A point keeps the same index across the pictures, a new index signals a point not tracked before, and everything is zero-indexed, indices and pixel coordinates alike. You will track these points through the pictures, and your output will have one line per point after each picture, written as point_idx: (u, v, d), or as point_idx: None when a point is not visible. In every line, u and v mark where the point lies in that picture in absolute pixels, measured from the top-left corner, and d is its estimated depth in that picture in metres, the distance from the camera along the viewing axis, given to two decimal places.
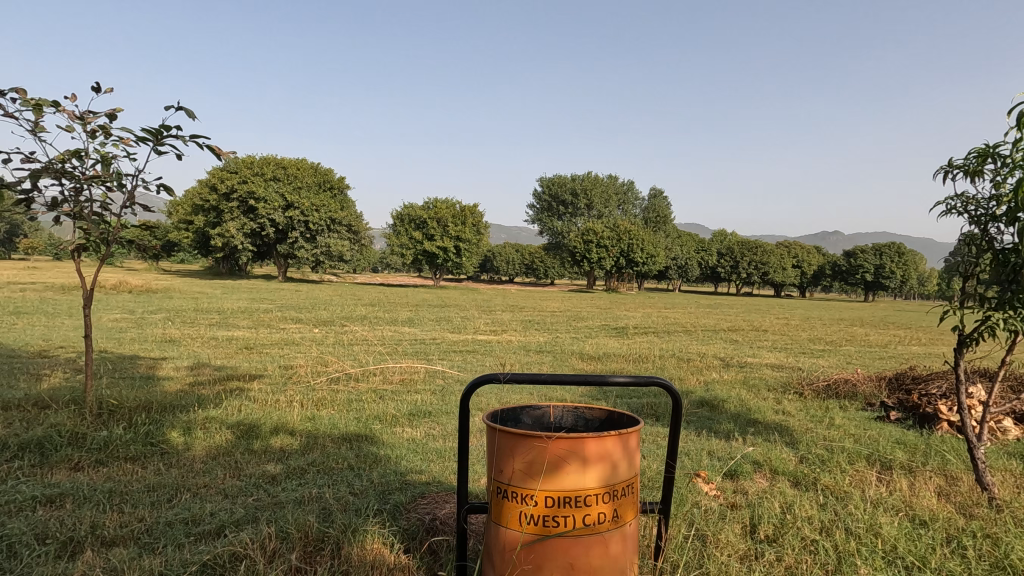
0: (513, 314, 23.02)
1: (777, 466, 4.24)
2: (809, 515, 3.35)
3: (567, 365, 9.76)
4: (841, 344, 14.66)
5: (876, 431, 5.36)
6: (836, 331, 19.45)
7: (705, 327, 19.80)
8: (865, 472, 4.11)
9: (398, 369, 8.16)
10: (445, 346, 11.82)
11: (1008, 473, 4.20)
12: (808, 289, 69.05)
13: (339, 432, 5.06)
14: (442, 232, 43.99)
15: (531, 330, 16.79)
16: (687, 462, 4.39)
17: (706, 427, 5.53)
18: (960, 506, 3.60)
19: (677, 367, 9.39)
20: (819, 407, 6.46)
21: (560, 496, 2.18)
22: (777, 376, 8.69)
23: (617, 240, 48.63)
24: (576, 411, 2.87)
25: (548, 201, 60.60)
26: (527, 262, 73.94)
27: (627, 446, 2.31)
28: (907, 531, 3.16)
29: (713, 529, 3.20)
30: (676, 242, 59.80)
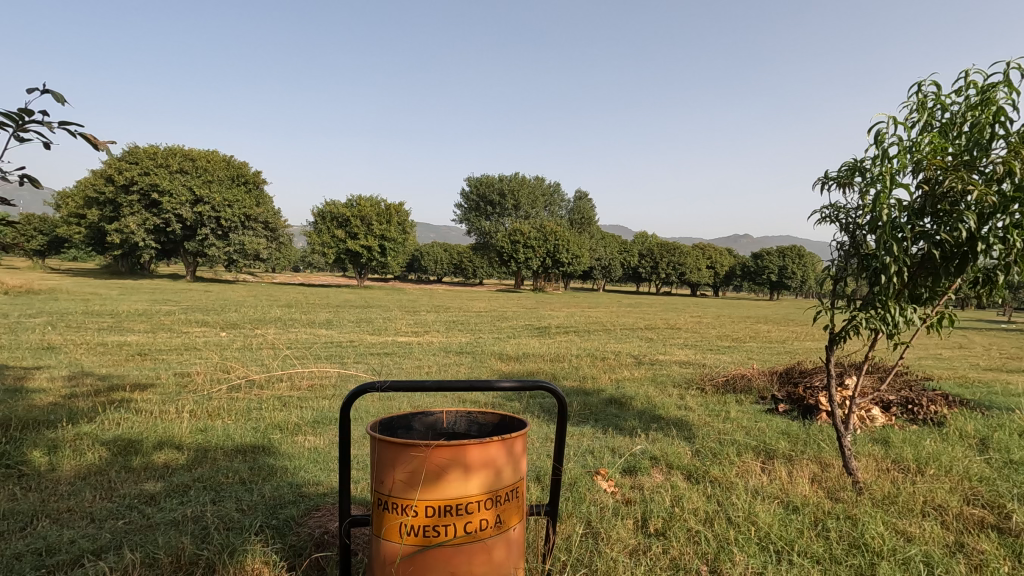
0: (438, 314, 22.82)
1: (672, 460, 4.45)
2: (695, 507, 3.53)
3: (486, 366, 9.79)
4: (745, 341, 15.66)
5: (765, 423, 5.76)
6: (741, 328, 20.79)
7: (624, 325, 20.44)
8: (750, 463, 4.39)
9: (308, 375, 7.82)
10: (363, 349, 11.48)
11: (872, 458, 4.65)
12: (721, 288, 73.40)
13: (233, 444, 4.77)
14: (366, 231, 42.74)
15: (454, 331, 16.70)
16: (590, 460, 4.50)
17: (612, 425, 5.71)
18: (829, 491, 3.94)
19: (591, 366, 9.66)
20: (717, 401, 6.85)
21: (441, 506, 2.14)
22: (683, 373, 9.13)
23: (544, 241, 49.38)
24: (469, 416, 2.84)
25: (475, 201, 60.48)
26: (455, 262, 73.68)
27: (511, 452, 2.31)
28: (780, 517, 3.41)
29: (605, 525, 3.29)
30: (600, 243, 61.61)
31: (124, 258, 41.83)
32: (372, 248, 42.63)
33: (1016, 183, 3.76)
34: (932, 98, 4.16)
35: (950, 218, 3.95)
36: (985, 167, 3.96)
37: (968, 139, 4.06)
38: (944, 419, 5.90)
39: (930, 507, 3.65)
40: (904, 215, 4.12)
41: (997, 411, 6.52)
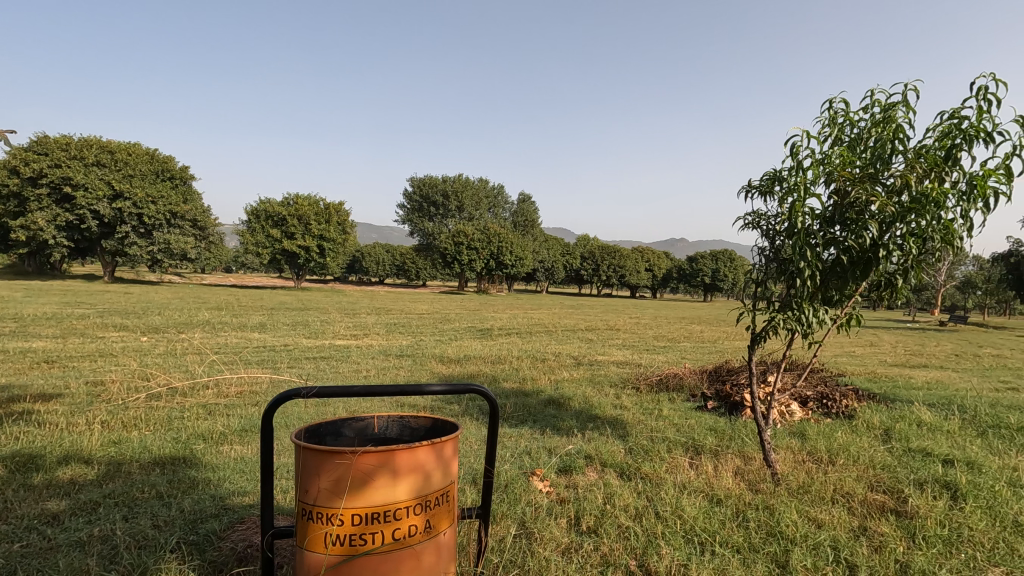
0: (378, 317, 22.37)
1: (606, 458, 4.56)
2: (626, 504, 3.64)
3: (426, 369, 9.68)
4: (679, 341, 16.26)
5: (695, 420, 6.02)
6: (676, 329, 21.59)
7: (565, 327, 20.79)
8: (679, 459, 4.56)
9: (238, 382, 7.47)
10: (298, 354, 11.08)
11: (789, 450, 4.95)
12: (659, 290, 76.07)
13: (151, 456, 4.48)
14: (303, 231, 41.31)
15: (395, 334, 16.41)
16: (526, 461, 4.54)
17: (550, 425, 5.79)
18: (751, 483, 4.16)
19: (532, 368, 9.75)
20: (651, 400, 7.09)
21: (368, 513, 2.10)
22: (620, 372, 9.39)
23: (487, 242, 49.45)
24: (401, 421, 2.80)
25: (418, 201, 59.73)
26: (398, 263, 72.43)
27: (442, 455, 2.30)
28: (705, 510, 3.56)
29: (539, 525, 3.33)
30: (543, 246, 62.37)
31: (31, 258, 38.42)
32: (310, 249, 41.26)
33: (912, 194, 4.12)
34: (841, 114, 4.48)
35: (856, 225, 4.27)
36: (887, 179, 4.31)
37: (873, 154, 4.40)
38: (854, 412, 6.36)
39: (839, 495, 3.92)
40: (817, 222, 4.42)
41: (900, 403, 7.10)
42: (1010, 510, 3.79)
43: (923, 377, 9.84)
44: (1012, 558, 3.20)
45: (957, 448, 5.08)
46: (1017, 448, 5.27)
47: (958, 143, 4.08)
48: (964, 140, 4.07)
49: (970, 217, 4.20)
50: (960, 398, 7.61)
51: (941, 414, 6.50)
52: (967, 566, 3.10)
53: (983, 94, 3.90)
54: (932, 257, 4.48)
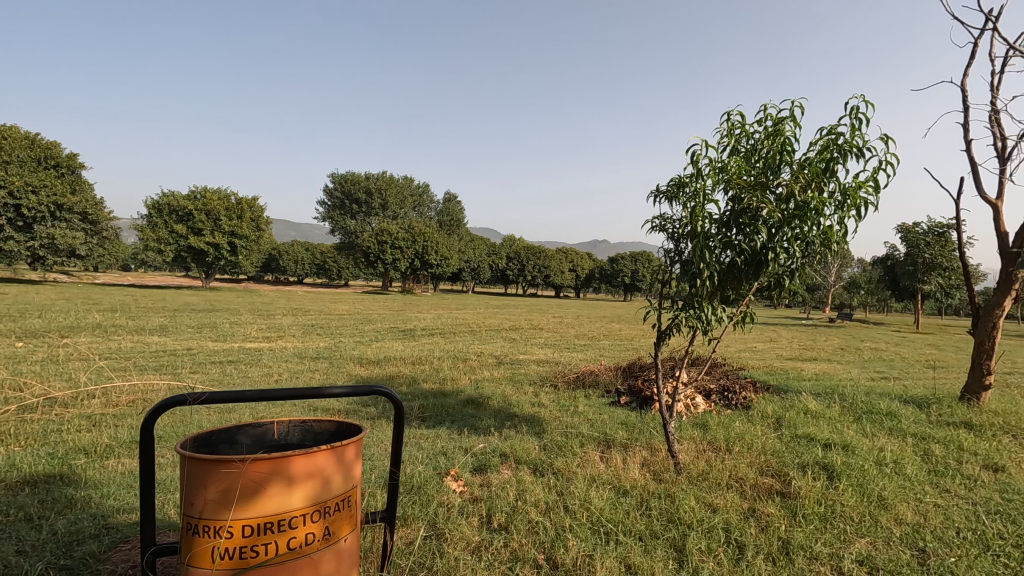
0: (295, 318, 21.42)
1: (520, 456, 4.63)
2: (536, 499, 3.71)
3: (343, 371, 9.39)
4: (598, 339, 16.81)
5: (608, 415, 6.25)
6: (596, 327, 22.32)
7: (489, 326, 20.89)
8: (590, 453, 4.73)
9: (131, 390, 6.88)
10: (203, 358, 10.36)
11: (691, 440, 5.26)
12: (582, 290, 78.21)
13: (19, 475, 4.03)
14: (212, 227, 38.70)
15: (313, 335, 15.75)
16: (441, 462, 4.52)
17: (468, 424, 5.80)
18: (655, 473, 4.38)
19: (452, 368, 9.70)
20: (568, 397, 7.28)
21: (260, 523, 2.01)
22: (540, 371, 9.55)
23: (412, 242, 48.67)
24: (304, 425, 2.70)
25: (339, 198, 57.66)
26: (318, 262, 69.65)
27: (343, 460, 2.24)
28: (611, 501, 3.71)
29: (449, 525, 3.33)
30: (469, 245, 62.32)
31: None
32: (220, 246, 38.71)
33: (796, 202, 4.50)
34: (738, 126, 4.81)
35: (750, 229, 4.59)
36: (775, 188, 4.67)
37: (765, 163, 4.75)
38: (751, 403, 6.85)
39: (733, 480, 4.22)
40: (716, 225, 4.72)
41: (791, 394, 7.74)
42: (875, 486, 4.24)
43: (812, 369, 10.78)
44: (875, 529, 3.60)
45: (835, 432, 5.62)
46: (884, 431, 5.92)
47: (835, 156, 4.50)
48: (840, 154, 4.50)
49: (845, 223, 4.65)
50: (841, 388, 8.42)
51: (825, 402, 7.16)
52: (838, 539, 3.44)
53: (856, 113, 4.33)
54: (815, 260, 4.91)
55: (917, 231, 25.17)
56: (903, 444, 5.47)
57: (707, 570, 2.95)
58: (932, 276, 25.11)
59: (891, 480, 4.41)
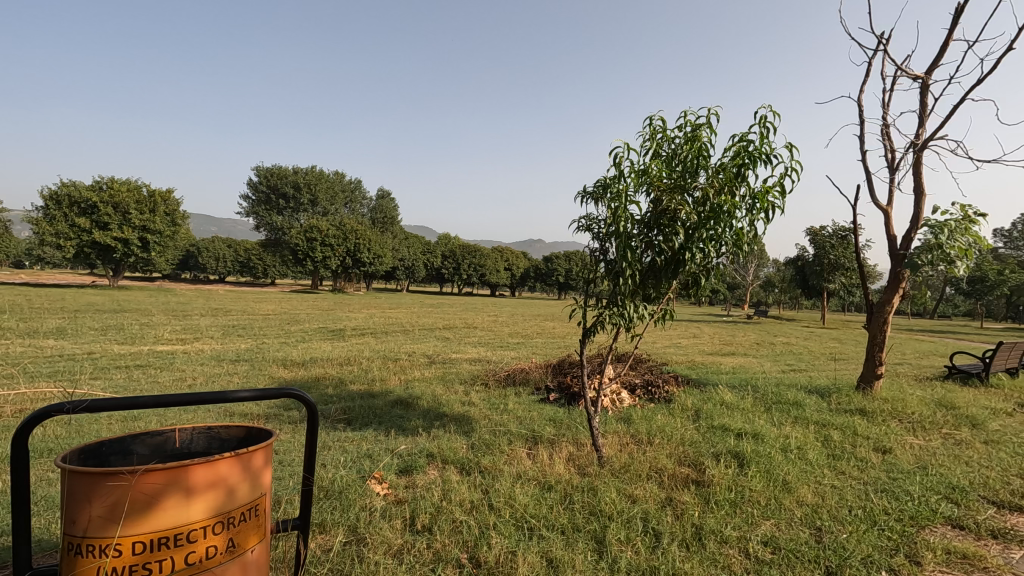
0: (215, 318, 20.24)
1: (447, 455, 4.60)
2: (462, 499, 3.69)
3: (265, 373, 8.96)
4: (531, 337, 16.99)
5: (536, 412, 6.34)
6: (530, 326, 22.52)
7: (423, 326, 20.65)
8: (518, 450, 4.77)
9: (16, 400, 6.22)
10: (105, 362, 9.54)
11: (615, 434, 5.42)
12: (517, 288, 78.89)
13: None
14: (121, 221, 35.78)
15: (233, 336, 14.93)
16: (364, 465, 4.39)
17: (396, 426, 5.69)
18: (580, 467, 4.48)
19: (382, 369, 9.46)
20: (499, 395, 7.31)
21: (154, 538, 1.87)
22: (471, 370, 9.52)
23: (343, 239, 47.21)
24: (209, 432, 2.54)
25: (265, 192, 55.02)
26: (242, 260, 66.11)
27: (249, 467, 2.13)
28: (535, 497, 3.76)
29: (370, 529, 3.25)
30: (403, 243, 61.22)
31: None
32: (129, 242, 35.87)
33: (711, 205, 4.74)
34: (659, 131, 4.99)
35: (668, 231, 4.79)
36: (693, 191, 4.89)
37: (683, 167, 4.96)
38: (673, 396, 7.15)
39: (653, 471, 4.39)
40: (637, 226, 4.88)
41: (708, 386, 8.17)
42: (780, 471, 4.54)
43: (729, 363, 11.42)
44: (778, 511, 3.86)
45: (747, 422, 5.97)
46: (791, 420, 6.36)
47: (745, 162, 4.77)
48: (751, 160, 4.78)
49: (755, 225, 4.95)
50: (754, 380, 8.96)
51: (739, 394, 7.60)
52: (746, 522, 3.66)
53: (765, 123, 4.63)
54: (728, 260, 5.19)
55: (824, 234, 27.24)
56: (806, 431, 5.90)
57: (625, 560, 3.04)
58: (836, 275, 27.27)
59: (794, 465, 4.75)
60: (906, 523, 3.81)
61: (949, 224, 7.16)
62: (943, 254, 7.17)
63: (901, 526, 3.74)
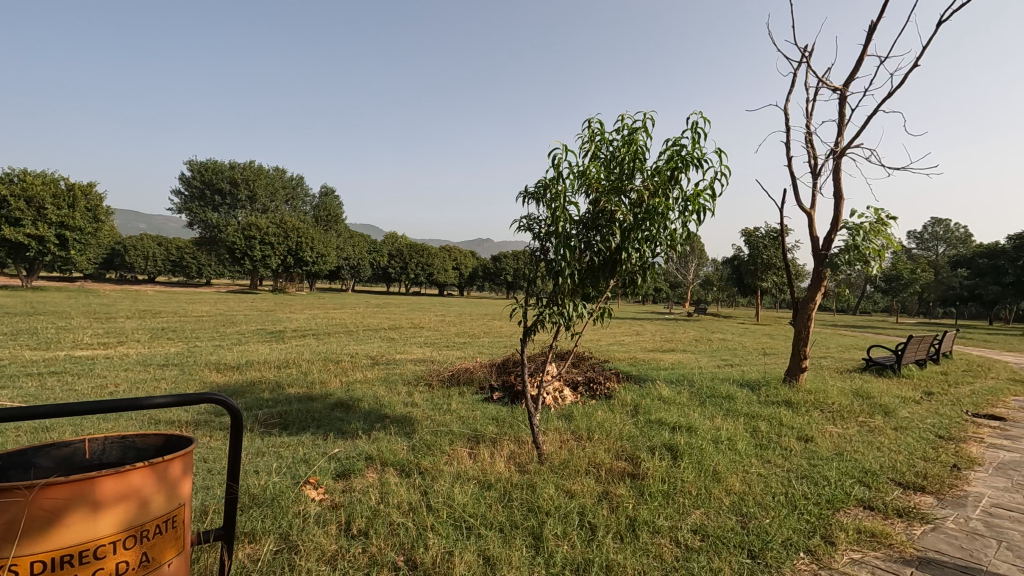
0: (142, 321, 19.05)
1: (386, 458, 4.54)
2: (399, 501, 3.65)
3: (196, 378, 8.53)
4: (477, 337, 16.97)
5: (479, 411, 6.35)
6: (477, 325, 22.51)
7: (368, 326, 20.26)
8: (458, 450, 4.77)
9: None
10: (15, 369, 8.79)
11: (556, 431, 5.51)
12: (465, 287, 78.66)
13: None
14: (35, 217, 33.03)
15: (162, 340, 14.11)
16: (299, 470, 4.27)
17: (335, 429, 5.56)
18: (520, 464, 4.53)
19: (322, 371, 9.20)
20: (442, 395, 7.27)
21: (56, 557, 1.75)
22: (415, 370, 9.43)
23: (284, 237, 45.53)
24: (124, 441, 2.40)
25: (199, 188, 52.30)
26: (173, 259, 62.58)
27: (165, 477, 2.03)
28: (474, 496, 3.76)
29: (303, 536, 3.16)
30: (348, 242, 59.74)
31: None
32: (45, 239, 33.24)
33: (646, 206, 4.90)
34: (597, 133, 5.10)
35: (606, 231, 4.90)
36: (629, 192, 5.03)
37: (621, 168, 5.09)
38: (613, 393, 7.34)
39: (591, 466, 4.49)
40: (576, 226, 4.98)
41: (648, 382, 8.42)
42: (711, 462, 4.75)
43: (668, 359, 11.82)
44: (708, 500, 4.04)
45: (682, 416, 6.21)
46: (723, 412, 6.66)
47: (679, 166, 4.95)
48: (683, 164, 4.97)
49: (688, 226, 5.14)
50: (691, 375, 9.31)
51: (676, 389, 7.88)
52: (678, 512, 3.81)
53: (696, 128, 4.82)
54: (664, 260, 5.36)
55: (757, 236, 28.67)
56: (736, 423, 6.20)
57: (561, 555, 3.10)
58: (769, 275, 28.75)
59: (724, 455, 4.97)
60: (823, 506, 4.08)
61: (864, 227, 7.69)
62: (859, 253, 7.69)
63: (818, 510, 3.99)
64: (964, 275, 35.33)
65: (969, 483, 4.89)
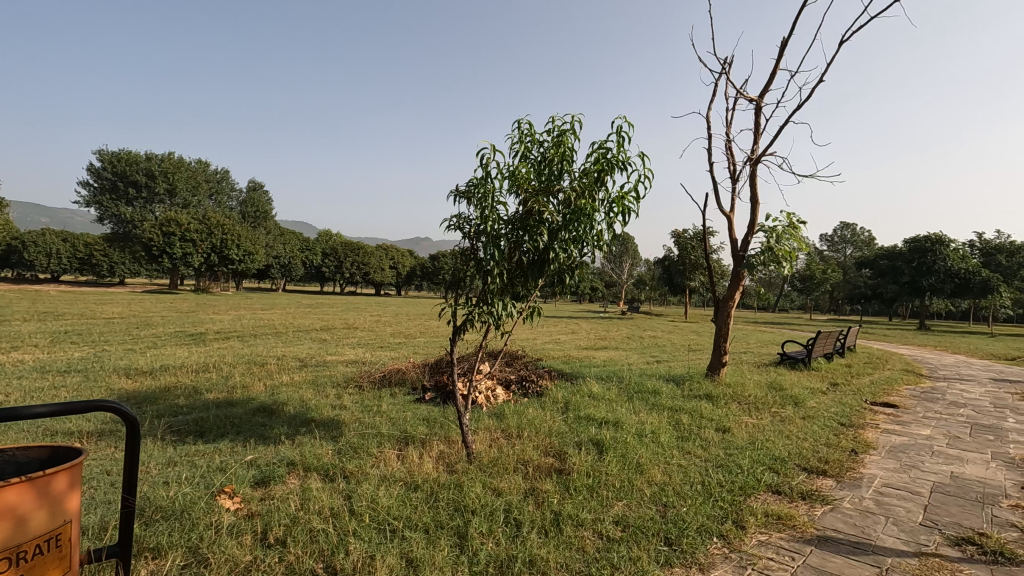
0: (42, 324, 17.37)
1: (309, 463, 4.40)
2: (321, 507, 3.55)
3: (104, 385, 7.91)
4: (413, 337, 16.71)
5: (411, 412, 6.27)
6: (414, 325, 22.18)
7: (298, 327, 19.48)
8: (386, 452, 4.67)
9: None
10: None
11: (486, 429, 5.54)
12: (401, 287, 77.29)
13: None
14: None
15: (65, 344, 12.95)
16: (213, 479, 4.05)
17: (256, 435, 5.32)
18: (448, 464, 4.51)
19: (245, 375, 8.75)
20: (372, 397, 7.12)
21: None
22: (346, 372, 9.16)
23: (207, 234, 42.89)
24: (3, 455, 2.20)
25: (110, 179, 48.36)
26: (80, 256, 57.52)
27: (48, 493, 1.87)
28: (400, 498, 3.72)
29: (214, 548, 3.01)
30: (278, 240, 57.23)
31: None
32: None
33: (573, 206, 5.00)
34: (527, 134, 5.15)
35: (535, 232, 4.96)
36: (557, 194, 5.11)
37: (550, 169, 5.15)
38: (544, 390, 7.45)
39: (519, 463, 4.54)
40: (506, 226, 4.99)
41: (579, 379, 8.59)
42: (634, 455, 4.93)
43: (600, 357, 12.13)
44: (630, 492, 4.18)
45: (610, 412, 6.39)
46: (649, 407, 6.92)
47: (604, 168, 5.09)
48: (609, 167, 5.12)
49: (613, 227, 5.28)
50: (621, 372, 9.59)
51: (605, 385, 8.11)
52: (601, 505, 3.92)
53: (620, 132, 4.96)
54: (591, 259, 5.48)
55: (686, 237, 29.97)
56: (660, 416, 6.46)
57: (485, 552, 3.12)
58: (696, 275, 30.10)
59: (647, 449, 5.16)
60: (736, 493, 4.32)
61: (778, 230, 8.20)
62: (773, 255, 8.19)
63: (731, 496, 4.23)
64: (868, 275, 38.54)
65: (864, 466, 5.34)
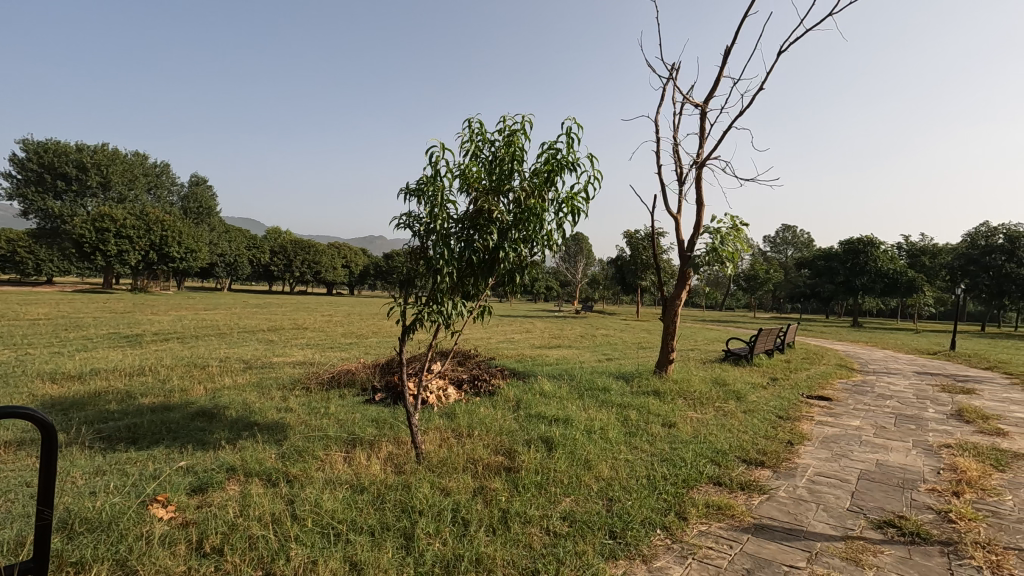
0: None
1: (250, 468, 4.25)
2: (261, 512, 3.44)
3: (25, 391, 7.37)
4: (364, 337, 16.37)
5: (360, 413, 6.16)
6: (366, 325, 21.77)
7: (243, 328, 18.75)
8: (332, 455, 4.57)
9: None
10: None
11: (437, 429, 5.51)
12: (354, 287, 75.74)
13: None
14: None
15: None
16: (146, 488, 3.85)
17: (194, 440, 5.10)
18: (397, 465, 4.46)
19: (185, 378, 8.35)
20: (320, 399, 6.95)
21: None
22: (293, 373, 8.90)
23: (145, 231, 40.62)
24: None
25: (36, 171, 45.06)
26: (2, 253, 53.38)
27: None
28: (345, 501, 3.64)
29: (144, 560, 2.87)
30: (223, 237, 54.91)
31: None
32: None
33: (523, 206, 5.04)
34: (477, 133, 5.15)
35: (485, 231, 4.96)
36: (507, 194, 5.12)
37: (500, 168, 5.16)
38: (496, 389, 7.47)
39: (468, 462, 4.53)
40: (457, 225, 4.97)
41: (531, 377, 8.65)
42: (583, 451, 5.01)
43: (553, 355, 12.26)
44: (577, 487, 4.24)
45: (560, 409, 6.47)
46: (598, 404, 7.05)
47: (554, 169, 5.14)
48: (559, 167, 5.18)
49: (562, 227, 5.34)
50: (572, 370, 9.71)
51: (557, 383, 8.19)
52: (549, 501, 3.96)
53: (569, 134, 5.03)
54: (541, 258, 5.52)
55: (638, 237, 30.68)
56: (609, 413, 6.59)
57: (431, 553, 3.10)
58: (648, 274, 30.82)
59: (595, 445, 5.25)
60: (679, 486, 4.45)
61: (722, 231, 8.51)
62: (717, 255, 8.50)
63: (675, 489, 4.36)
64: (806, 275, 40.56)
65: (798, 456, 5.61)
